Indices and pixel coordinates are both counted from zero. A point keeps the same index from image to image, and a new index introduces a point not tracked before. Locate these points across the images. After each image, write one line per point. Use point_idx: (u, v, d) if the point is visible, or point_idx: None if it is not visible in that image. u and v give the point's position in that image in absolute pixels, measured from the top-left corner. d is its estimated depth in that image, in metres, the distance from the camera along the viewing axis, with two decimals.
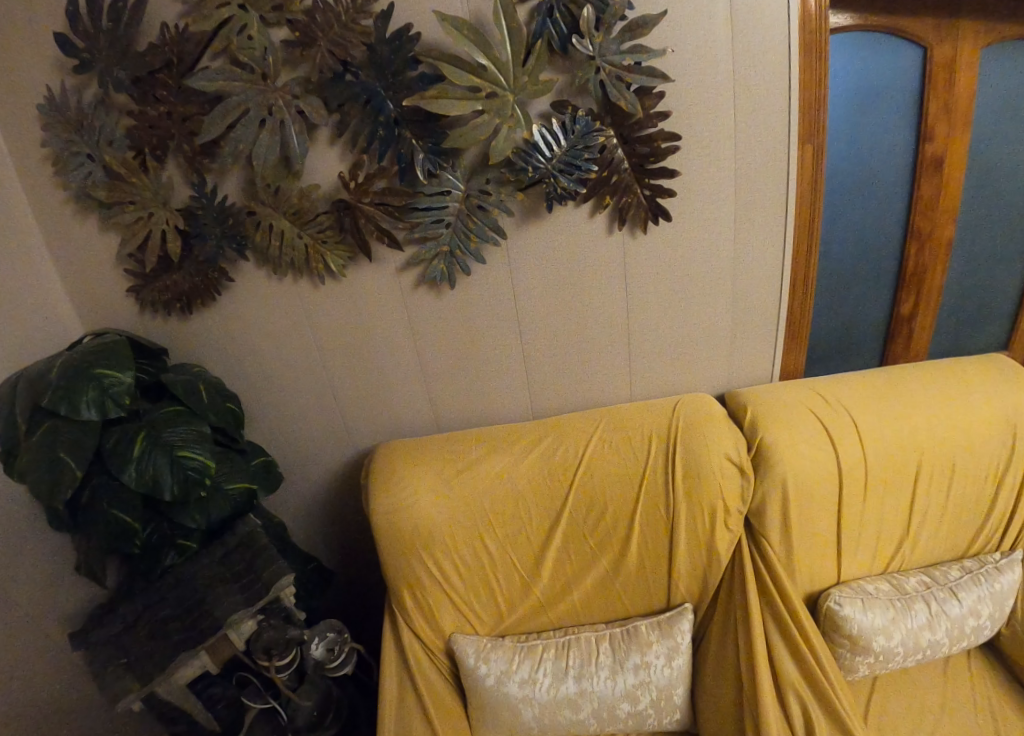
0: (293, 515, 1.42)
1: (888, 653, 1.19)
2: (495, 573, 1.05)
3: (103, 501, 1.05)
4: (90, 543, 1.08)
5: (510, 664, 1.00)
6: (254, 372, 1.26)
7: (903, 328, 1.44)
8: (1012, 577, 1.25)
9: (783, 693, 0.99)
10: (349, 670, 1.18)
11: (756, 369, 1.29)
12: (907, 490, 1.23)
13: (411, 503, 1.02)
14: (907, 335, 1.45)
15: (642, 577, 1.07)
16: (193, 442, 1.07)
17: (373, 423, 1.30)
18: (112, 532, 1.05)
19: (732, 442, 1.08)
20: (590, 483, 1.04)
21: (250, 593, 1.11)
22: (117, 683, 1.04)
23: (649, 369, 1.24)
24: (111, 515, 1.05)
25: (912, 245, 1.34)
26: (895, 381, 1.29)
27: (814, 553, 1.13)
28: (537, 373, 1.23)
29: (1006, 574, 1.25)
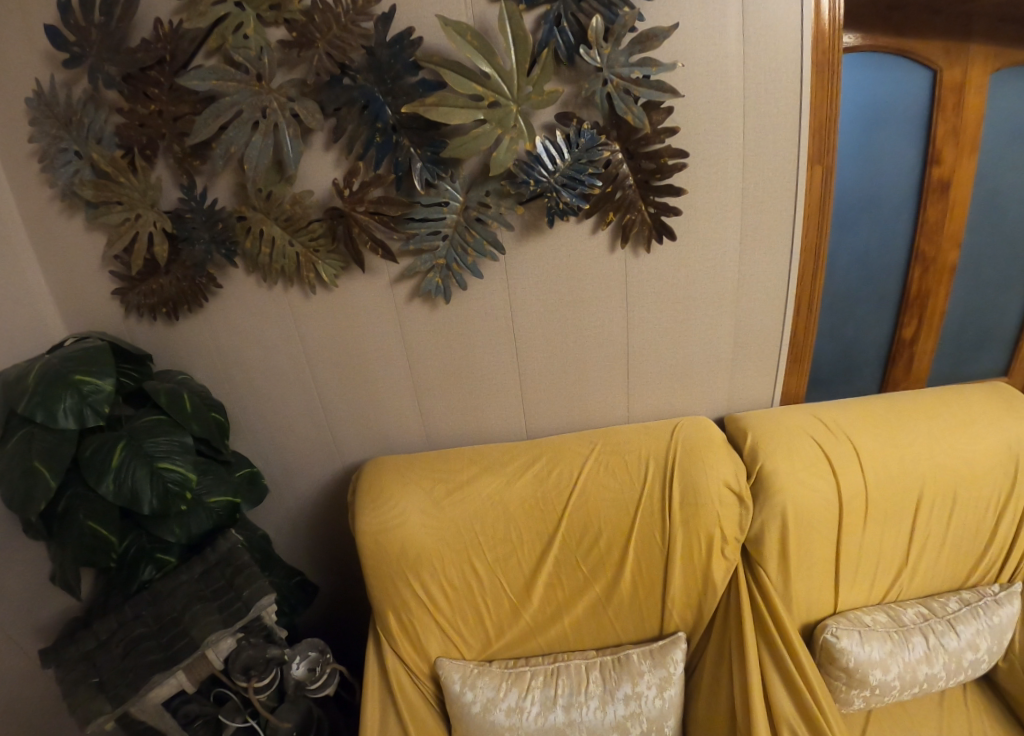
0: (277, 528, 1.37)
1: (885, 687, 1.15)
2: (483, 598, 0.99)
3: (79, 511, 1.01)
4: (64, 556, 1.03)
5: (498, 691, 0.96)
6: (241, 381, 1.22)
7: (904, 353, 1.42)
8: (1011, 610, 1.23)
9: (778, 729, 0.96)
10: (332, 691, 1.13)
11: (759, 391, 1.25)
12: (908, 519, 1.20)
13: (397, 524, 0.96)
14: (909, 360, 1.42)
15: (637, 606, 1.02)
16: (174, 453, 1.03)
17: (362, 437, 1.25)
18: (87, 545, 1.01)
19: (733, 468, 1.03)
20: (585, 509, 0.97)
21: (229, 612, 1.05)
22: (87, 705, 0.98)
23: (648, 389, 1.21)
24: (87, 527, 1.01)
25: (917, 269, 1.31)
26: (897, 407, 1.26)
27: (813, 584, 1.09)
28: (532, 389, 1.19)
29: (1006, 607, 1.23)
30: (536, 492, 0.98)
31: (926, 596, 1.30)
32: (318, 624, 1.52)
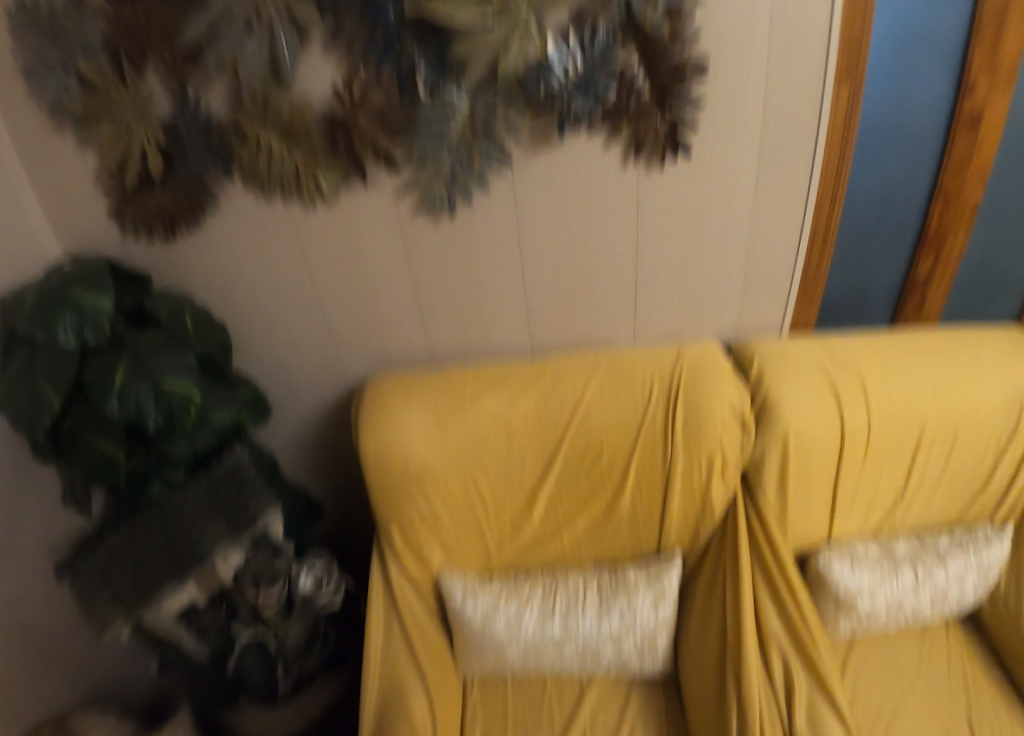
0: (281, 449, 1.39)
1: (872, 614, 1.18)
2: (484, 514, 1.00)
3: (85, 431, 0.98)
4: (75, 471, 1.04)
5: (497, 603, 0.98)
6: (244, 302, 1.20)
7: (913, 295, 1.40)
8: (1000, 550, 1.25)
9: (766, 648, 1.00)
10: (338, 602, 1.22)
11: (766, 317, 1.25)
12: (907, 456, 1.20)
13: (401, 442, 0.97)
14: (919, 300, 1.40)
15: (637, 525, 1.03)
16: (176, 372, 0.99)
17: (367, 357, 1.26)
18: (96, 464, 0.99)
19: (735, 390, 1.04)
20: (588, 429, 0.97)
21: (236, 525, 1.08)
22: (103, 612, 1.03)
23: (654, 312, 1.20)
24: (92, 444, 0.98)
25: (938, 205, 1.26)
26: (909, 347, 1.24)
27: (811, 512, 1.11)
28: (537, 310, 1.18)
29: (995, 546, 1.25)
30: (538, 413, 0.97)
31: (918, 531, 1.31)
32: (324, 544, 1.56)
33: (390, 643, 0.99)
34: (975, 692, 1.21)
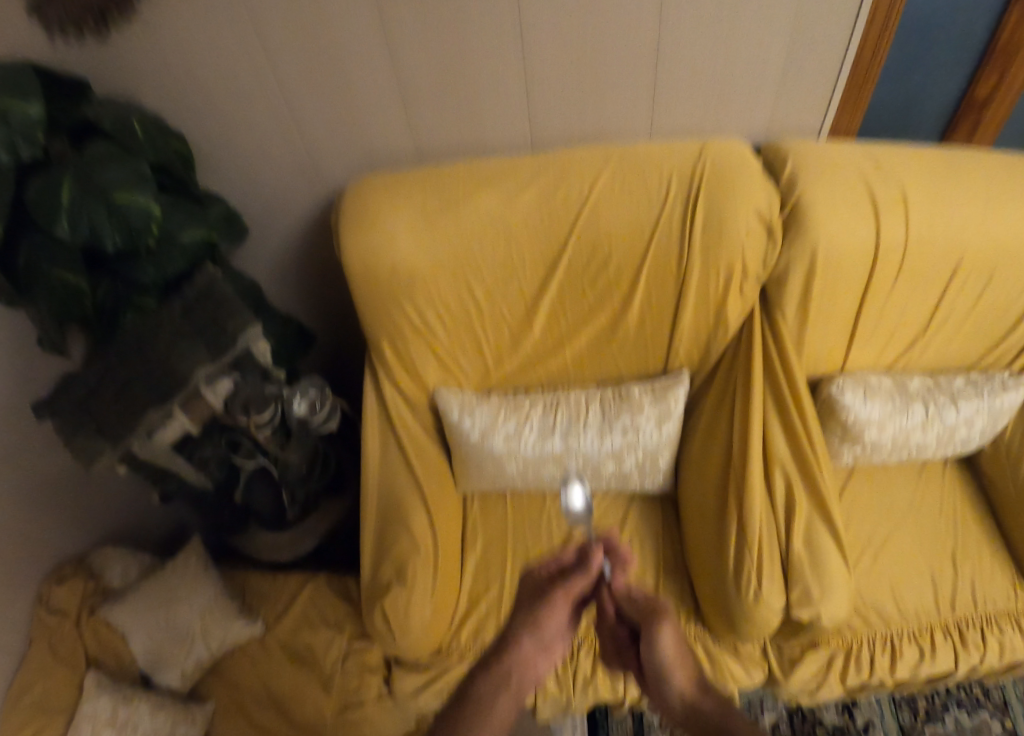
0: (267, 276, 1.31)
1: (876, 446, 1.10)
2: (482, 321, 0.96)
3: (40, 263, 0.86)
4: (37, 311, 0.93)
5: (494, 419, 0.96)
6: (201, 104, 1.03)
7: (969, 118, 1.21)
8: (1016, 397, 1.12)
9: (770, 469, 0.97)
10: (335, 425, 1.17)
11: (803, 117, 1.09)
12: (934, 285, 1.04)
13: (388, 243, 0.89)
14: (972, 126, 1.23)
15: (643, 339, 1.00)
16: (131, 184, 0.85)
17: (350, 167, 1.13)
18: (60, 298, 0.89)
19: (764, 193, 0.93)
20: (595, 224, 0.90)
21: (216, 346, 0.98)
22: (91, 445, 0.96)
23: (675, 100, 1.04)
24: (52, 278, 0.87)
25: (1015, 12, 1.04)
26: (970, 158, 1.05)
27: (830, 334, 1.03)
28: (539, 93, 1.02)
29: (1012, 392, 1.12)
30: (539, 204, 0.90)
31: (930, 372, 1.18)
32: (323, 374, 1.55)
33: (387, 458, 1.00)
34: (963, 531, 1.17)
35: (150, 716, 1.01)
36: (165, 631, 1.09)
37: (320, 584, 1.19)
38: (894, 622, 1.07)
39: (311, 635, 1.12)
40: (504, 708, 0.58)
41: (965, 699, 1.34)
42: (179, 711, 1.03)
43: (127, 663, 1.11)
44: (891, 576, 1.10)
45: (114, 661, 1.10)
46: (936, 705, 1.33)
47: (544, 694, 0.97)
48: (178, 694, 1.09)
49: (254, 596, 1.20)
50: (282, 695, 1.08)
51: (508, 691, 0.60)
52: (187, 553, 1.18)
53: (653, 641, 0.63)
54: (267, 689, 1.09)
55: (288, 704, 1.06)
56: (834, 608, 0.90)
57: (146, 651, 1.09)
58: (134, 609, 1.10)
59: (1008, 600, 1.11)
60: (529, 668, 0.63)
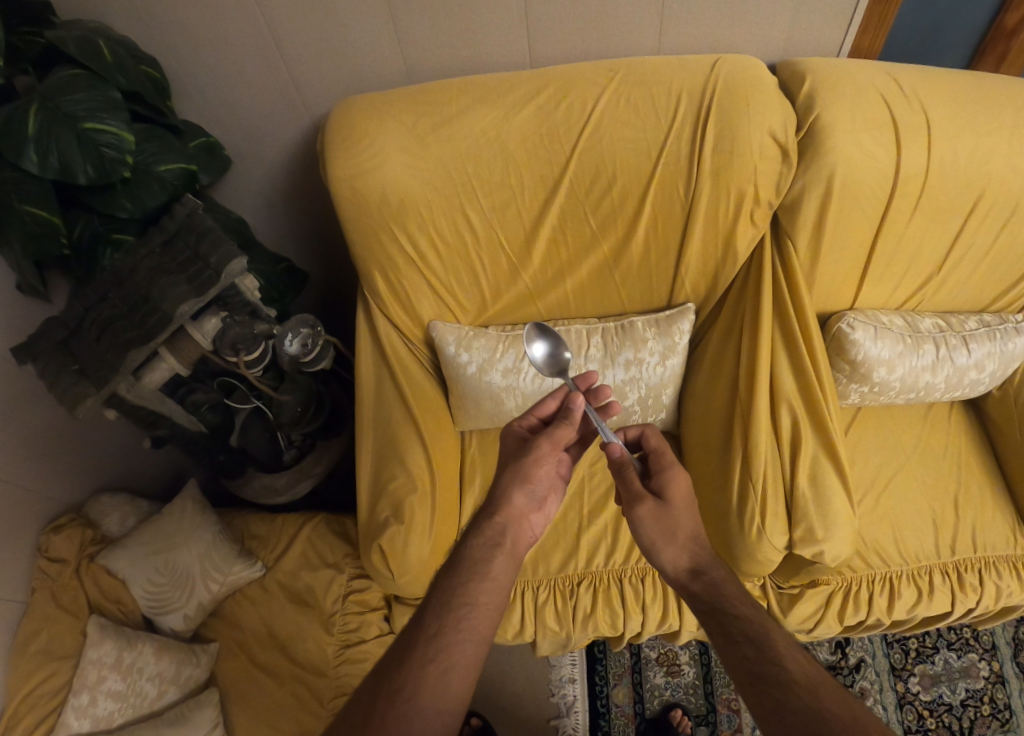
0: (253, 210, 1.26)
1: (884, 386, 1.06)
2: (478, 251, 0.94)
3: (6, 195, 0.81)
4: (10, 256, 0.87)
5: (493, 353, 0.96)
6: (169, 24, 0.94)
7: (998, 47, 1.06)
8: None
9: (776, 407, 0.94)
10: (327, 365, 1.09)
11: (823, 35, 1.01)
12: (955, 222, 0.98)
13: (376, 165, 0.86)
14: (1003, 55, 1.07)
15: (644, 271, 0.98)
16: (101, 111, 0.79)
17: (334, 91, 1.05)
18: (32, 236, 0.83)
19: (780, 113, 0.86)
20: (596, 147, 0.86)
21: (200, 282, 0.91)
22: (74, 387, 0.89)
23: (687, 11, 0.95)
24: (19, 211, 0.81)
25: None
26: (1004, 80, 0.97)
27: (842, 268, 0.99)
28: (537, 3, 0.93)
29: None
30: (536, 125, 0.86)
31: (943, 314, 1.13)
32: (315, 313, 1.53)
33: (382, 394, 0.99)
34: (965, 477, 1.15)
35: (156, 659, 0.98)
36: (165, 577, 1.06)
37: (319, 524, 1.19)
38: (894, 563, 1.06)
39: (311, 576, 1.11)
40: (501, 564, 0.60)
41: (956, 641, 1.35)
42: (183, 654, 1.02)
43: (131, 609, 1.07)
44: (893, 520, 1.08)
45: (117, 609, 1.05)
46: (927, 644, 1.35)
47: (544, 631, 0.97)
48: (182, 637, 1.09)
49: (253, 540, 1.19)
50: (283, 635, 1.08)
51: (504, 550, 0.61)
52: (182, 499, 1.14)
53: (635, 517, 0.65)
54: (269, 630, 1.10)
55: (289, 643, 1.07)
56: (839, 543, 0.89)
57: (148, 598, 1.06)
58: (134, 556, 1.07)
59: (1005, 545, 1.11)
60: (523, 524, 0.65)
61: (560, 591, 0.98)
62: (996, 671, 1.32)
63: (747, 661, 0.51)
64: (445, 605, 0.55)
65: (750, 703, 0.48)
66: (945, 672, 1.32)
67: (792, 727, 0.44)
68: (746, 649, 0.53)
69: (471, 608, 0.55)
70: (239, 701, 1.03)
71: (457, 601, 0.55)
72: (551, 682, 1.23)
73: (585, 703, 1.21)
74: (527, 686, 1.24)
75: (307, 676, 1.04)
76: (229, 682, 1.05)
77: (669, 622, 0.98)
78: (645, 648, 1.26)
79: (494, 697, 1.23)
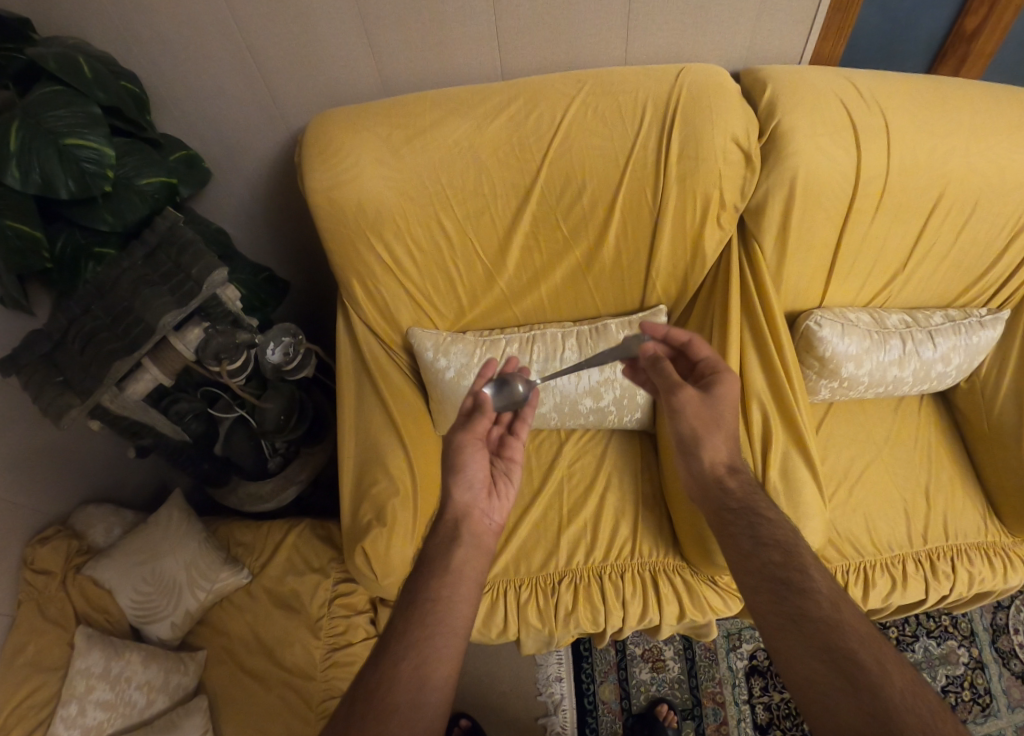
0: (234, 222, 1.27)
1: (853, 381, 1.09)
2: (453, 258, 0.96)
3: None
4: None
5: (471, 358, 0.99)
6: (148, 41, 0.96)
7: (958, 50, 1.10)
8: (992, 333, 1.11)
9: (747, 403, 0.97)
10: (310, 372, 1.11)
11: (784, 45, 1.05)
12: (917, 221, 1.01)
13: (351, 176, 0.88)
14: (963, 58, 1.11)
15: (616, 274, 1.01)
16: (81, 127, 0.81)
17: (311, 103, 1.07)
18: (16, 250, 0.84)
19: (742, 120, 0.89)
20: (567, 156, 0.89)
21: (182, 293, 0.93)
22: (57, 400, 0.90)
23: (653, 22, 0.98)
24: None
25: None
26: (958, 85, 1.00)
27: (808, 268, 1.02)
28: (508, 15, 0.95)
29: (988, 329, 1.11)
30: (507, 136, 0.88)
31: (910, 309, 1.16)
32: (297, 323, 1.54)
33: (364, 400, 1.01)
34: (935, 468, 1.19)
35: (145, 668, 0.99)
36: (151, 585, 1.07)
37: (304, 530, 1.21)
38: (867, 553, 1.09)
39: (297, 581, 1.13)
40: (461, 555, 0.63)
41: (935, 629, 1.38)
42: (172, 662, 1.03)
43: (117, 618, 1.07)
44: (867, 511, 1.11)
45: (104, 618, 1.06)
46: (907, 633, 1.38)
47: (527, 629, 0.99)
48: (169, 645, 1.09)
49: (239, 547, 1.20)
50: (270, 641, 1.09)
51: (465, 543, 0.65)
52: (167, 508, 1.15)
53: (679, 399, 0.71)
54: (256, 636, 1.10)
55: (277, 649, 1.08)
56: (810, 534, 0.92)
57: (135, 606, 1.07)
58: (120, 565, 1.08)
59: (975, 533, 1.14)
60: (476, 513, 0.68)
61: (542, 590, 1.00)
62: (975, 657, 1.35)
63: (774, 568, 0.58)
64: (411, 606, 0.58)
65: (771, 608, 0.55)
66: (925, 660, 1.35)
67: (811, 635, 0.51)
68: (772, 556, 0.60)
69: (435, 603, 0.58)
70: (228, 706, 1.04)
71: (423, 603, 0.58)
72: (539, 681, 1.25)
73: (572, 700, 1.23)
74: (515, 685, 1.25)
75: (295, 680, 1.05)
76: (217, 688, 1.06)
77: (648, 614, 0.98)
78: (630, 645, 1.28)
79: (482, 698, 1.24)
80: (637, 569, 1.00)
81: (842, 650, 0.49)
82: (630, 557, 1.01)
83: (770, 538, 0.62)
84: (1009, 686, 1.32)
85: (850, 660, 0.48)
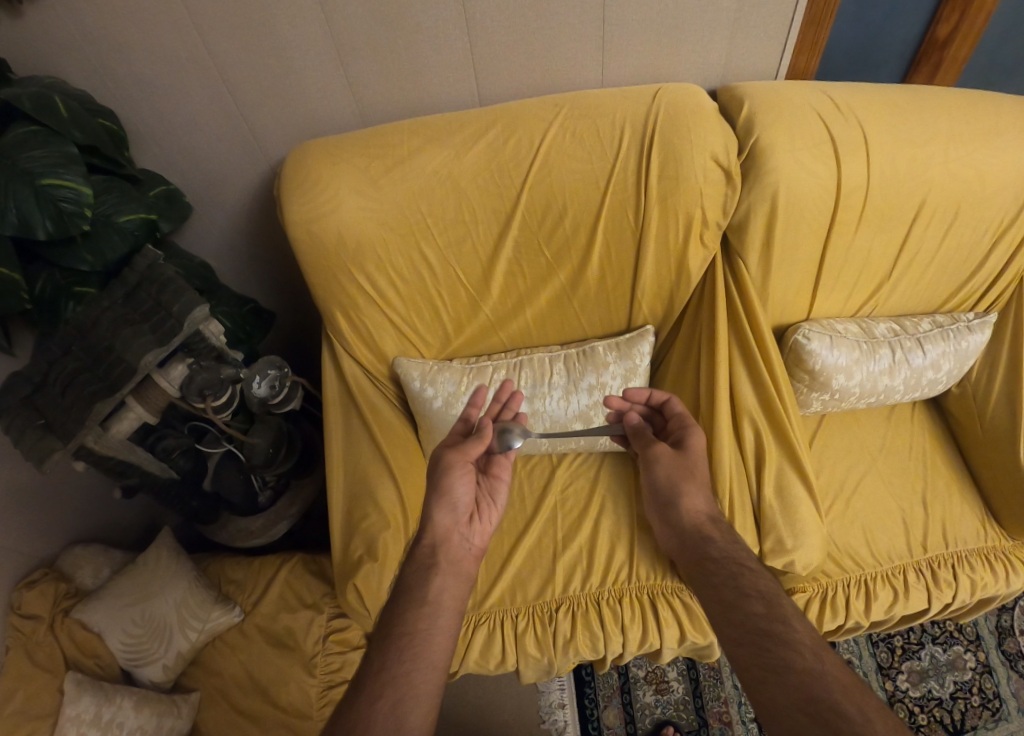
0: (217, 253, 1.27)
1: (845, 391, 1.09)
2: (437, 286, 0.96)
3: None
4: None
5: (459, 386, 0.99)
6: (122, 76, 0.95)
7: (932, 57, 1.10)
8: (980, 338, 1.11)
9: (739, 421, 0.97)
10: (297, 405, 1.10)
11: (759, 62, 1.06)
12: (899, 230, 1.01)
13: (331, 208, 0.88)
14: (937, 65, 1.11)
15: (603, 295, 1.01)
16: (56, 165, 0.79)
17: (288, 132, 1.07)
18: None
19: (720, 138, 0.89)
20: (546, 181, 0.89)
21: (163, 331, 0.91)
22: (38, 443, 0.88)
23: (624, 42, 0.98)
24: None
25: None
26: (932, 95, 1.00)
27: (794, 281, 1.02)
28: (482, 43, 0.96)
29: (976, 333, 1.11)
30: (485, 163, 0.88)
31: (898, 315, 1.16)
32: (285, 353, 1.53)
33: (351, 432, 1.00)
34: (931, 475, 1.18)
35: (136, 713, 0.97)
36: (142, 626, 1.05)
37: (295, 565, 1.18)
38: (868, 566, 1.07)
39: (290, 619, 1.10)
40: (440, 585, 0.62)
41: (940, 635, 1.37)
42: (164, 705, 1.00)
43: (107, 662, 1.04)
44: (865, 522, 1.10)
45: (94, 663, 1.03)
46: (912, 641, 1.37)
47: (525, 660, 0.97)
48: (162, 688, 1.06)
49: (231, 584, 1.18)
50: (264, 680, 1.07)
51: (443, 570, 0.64)
52: (157, 547, 1.14)
53: (653, 453, 0.75)
54: (250, 676, 1.08)
55: (272, 688, 1.05)
56: (806, 551, 0.91)
57: (125, 649, 1.04)
58: (110, 607, 1.05)
59: (975, 539, 1.13)
60: (453, 538, 0.67)
61: (539, 619, 0.98)
62: (982, 662, 1.33)
63: (758, 620, 0.55)
64: (388, 640, 0.57)
65: (751, 662, 0.51)
66: (932, 667, 1.33)
67: (793, 687, 0.47)
68: (755, 608, 0.56)
69: (412, 637, 0.57)
70: None
71: (398, 635, 0.57)
72: (541, 708, 1.23)
73: (576, 726, 1.21)
74: (518, 713, 1.23)
75: (290, 720, 1.02)
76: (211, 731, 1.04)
77: (648, 640, 0.96)
78: (633, 667, 1.26)
79: (485, 728, 1.22)
80: (634, 594, 0.99)
81: (824, 701, 0.45)
82: (627, 581, 1.00)
83: (752, 588, 0.59)
84: (1018, 689, 1.30)
85: (835, 713, 0.44)
